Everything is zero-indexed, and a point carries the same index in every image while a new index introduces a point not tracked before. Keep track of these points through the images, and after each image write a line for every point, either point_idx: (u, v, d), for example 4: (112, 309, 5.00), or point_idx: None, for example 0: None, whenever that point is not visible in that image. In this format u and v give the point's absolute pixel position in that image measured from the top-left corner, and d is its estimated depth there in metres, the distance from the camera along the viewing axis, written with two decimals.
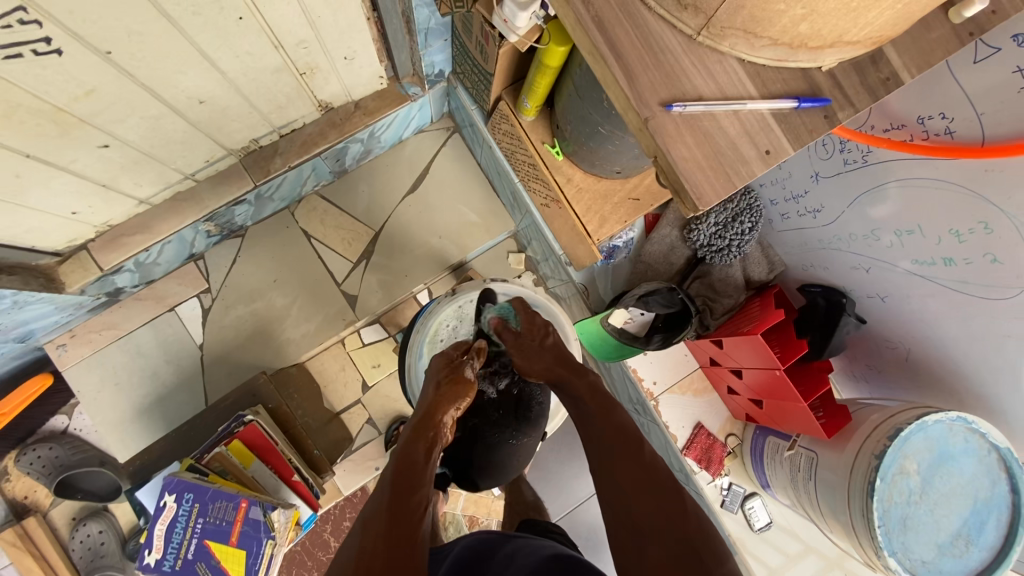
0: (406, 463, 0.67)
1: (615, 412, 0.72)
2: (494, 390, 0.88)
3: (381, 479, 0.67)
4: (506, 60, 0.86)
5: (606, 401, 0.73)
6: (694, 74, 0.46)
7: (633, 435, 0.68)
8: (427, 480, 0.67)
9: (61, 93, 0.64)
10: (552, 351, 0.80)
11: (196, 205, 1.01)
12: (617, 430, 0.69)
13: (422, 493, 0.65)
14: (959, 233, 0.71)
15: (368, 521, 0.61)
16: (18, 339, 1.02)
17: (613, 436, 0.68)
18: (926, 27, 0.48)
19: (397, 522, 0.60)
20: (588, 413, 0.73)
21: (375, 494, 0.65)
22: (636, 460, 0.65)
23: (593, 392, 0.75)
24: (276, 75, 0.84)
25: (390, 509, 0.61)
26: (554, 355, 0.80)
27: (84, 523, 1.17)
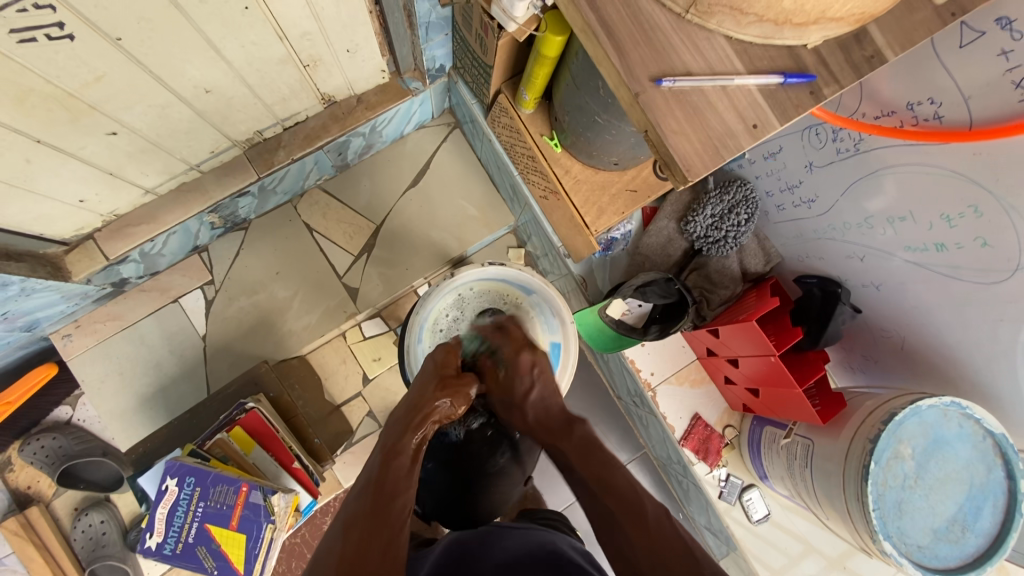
0: (392, 465, 0.69)
1: (610, 471, 0.70)
2: (464, 429, 0.87)
3: (365, 480, 0.68)
4: (505, 51, 0.88)
5: (598, 463, 0.71)
6: (682, 50, 0.48)
7: (631, 498, 0.66)
8: (411, 481, 0.69)
9: (72, 79, 0.66)
10: (533, 408, 0.80)
11: (201, 197, 1.03)
12: (616, 496, 0.66)
13: (404, 497, 0.66)
14: (950, 218, 0.72)
15: (350, 520, 0.62)
16: (24, 327, 1.03)
17: (611, 504, 0.66)
18: (909, 8, 0.49)
19: (380, 524, 0.61)
20: (585, 481, 0.71)
21: (355, 494, 0.66)
22: (637, 526, 0.63)
23: (582, 452, 0.73)
24: (280, 66, 0.86)
25: (373, 511, 0.62)
26: (535, 417, 0.80)
27: (86, 513, 1.18)
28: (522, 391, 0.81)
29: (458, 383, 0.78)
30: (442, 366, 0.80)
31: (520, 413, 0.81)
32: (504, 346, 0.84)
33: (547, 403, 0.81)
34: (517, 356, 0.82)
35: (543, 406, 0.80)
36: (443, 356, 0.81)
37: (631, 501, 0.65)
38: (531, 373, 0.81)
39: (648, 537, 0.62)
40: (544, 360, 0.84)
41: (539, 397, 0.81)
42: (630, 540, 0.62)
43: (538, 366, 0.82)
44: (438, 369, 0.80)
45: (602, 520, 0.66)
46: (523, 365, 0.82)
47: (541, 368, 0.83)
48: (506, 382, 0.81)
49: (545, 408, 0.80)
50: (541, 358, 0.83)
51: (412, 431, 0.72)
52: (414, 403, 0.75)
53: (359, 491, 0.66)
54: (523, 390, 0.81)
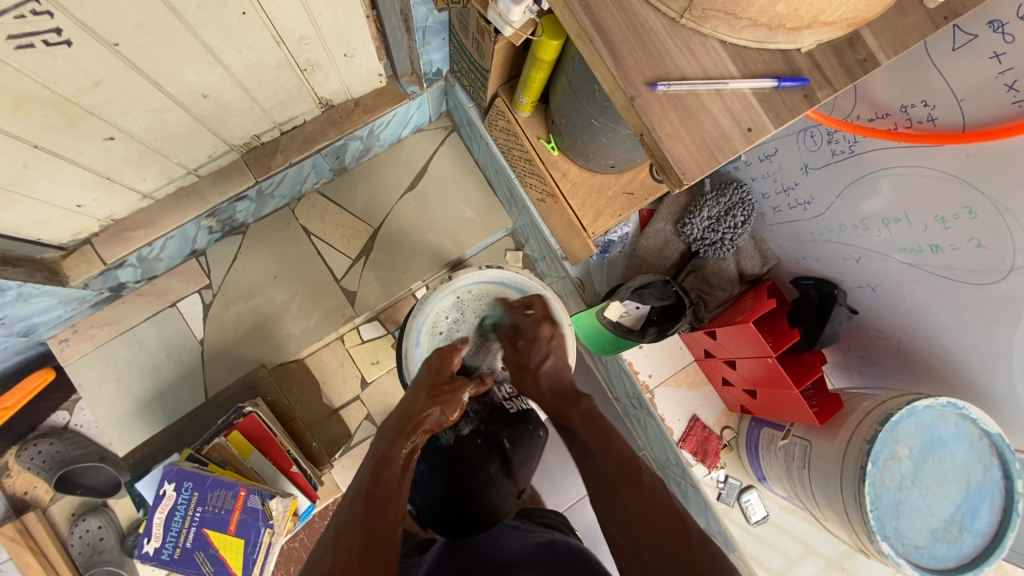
0: (383, 474, 0.68)
1: (611, 438, 0.72)
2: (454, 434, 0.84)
3: (356, 489, 0.68)
4: (502, 55, 0.88)
5: (600, 429, 0.74)
6: (676, 54, 0.48)
7: (632, 464, 0.68)
8: (403, 490, 0.68)
9: (70, 84, 0.66)
10: (546, 378, 0.85)
11: (199, 201, 1.03)
12: (615, 460, 0.69)
13: (397, 506, 0.66)
14: (944, 219, 0.72)
15: (342, 531, 0.62)
16: (21, 332, 1.03)
17: (608, 467, 0.69)
18: (902, 11, 0.50)
19: (371, 537, 0.61)
20: (585, 446, 0.74)
21: (348, 503, 0.66)
22: (636, 491, 0.65)
23: (585, 420, 0.76)
24: (278, 71, 0.86)
25: (364, 524, 0.62)
26: (549, 387, 0.84)
27: (84, 519, 1.18)
28: (536, 360, 0.86)
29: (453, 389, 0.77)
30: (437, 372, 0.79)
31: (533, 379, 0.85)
32: (525, 321, 0.88)
33: (560, 374, 0.85)
34: (537, 327, 0.87)
35: (556, 376, 0.85)
36: (438, 363, 0.81)
37: (629, 465, 0.68)
38: (547, 346, 0.86)
39: (643, 497, 0.65)
40: (562, 336, 0.87)
41: (552, 366, 0.85)
42: (629, 508, 0.64)
43: (555, 338, 0.86)
44: (433, 375, 0.79)
45: (599, 485, 0.69)
46: (541, 338, 0.86)
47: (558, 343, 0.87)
48: (523, 352, 0.86)
49: (558, 377, 0.85)
50: (560, 334, 0.87)
51: (403, 440, 0.71)
52: (407, 410, 0.74)
53: (351, 502, 0.66)
54: (538, 360, 0.85)
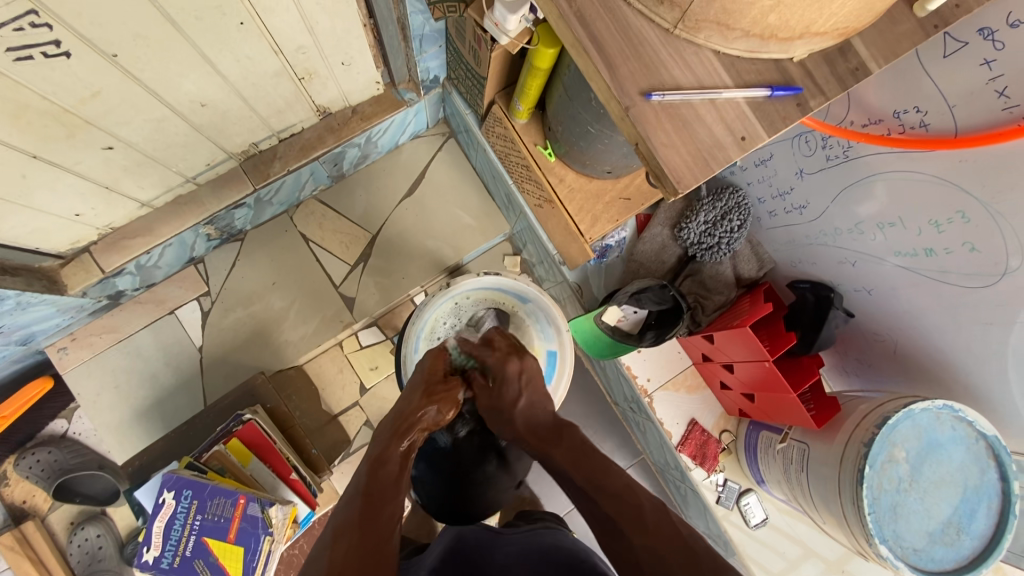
0: (379, 474, 0.68)
1: (605, 473, 0.68)
2: (450, 437, 0.84)
3: (352, 487, 0.67)
4: (499, 63, 0.89)
5: (592, 465, 0.69)
6: (670, 64, 0.48)
7: (628, 500, 0.65)
8: (400, 490, 0.68)
9: (69, 95, 0.67)
10: (522, 415, 0.77)
11: (197, 209, 1.03)
12: (613, 502, 0.65)
13: (394, 504, 0.66)
14: (938, 223, 0.73)
15: (339, 530, 0.61)
16: (19, 341, 1.03)
17: (606, 505, 0.66)
18: (892, 20, 0.50)
19: (369, 537, 0.60)
20: (582, 489, 0.69)
21: (345, 501, 0.65)
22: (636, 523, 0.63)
23: (574, 455, 0.71)
24: (275, 79, 0.87)
25: (362, 522, 0.61)
26: (524, 424, 0.76)
27: (82, 527, 1.18)
28: (511, 396, 0.77)
29: (445, 391, 0.78)
30: (431, 373, 0.80)
31: (509, 422, 0.78)
32: (489, 360, 0.81)
33: (537, 410, 0.78)
34: (504, 365, 0.79)
35: (531, 414, 0.77)
36: (431, 363, 0.82)
37: (627, 500, 0.65)
38: (519, 382, 0.78)
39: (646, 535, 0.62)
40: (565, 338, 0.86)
41: (528, 402, 0.77)
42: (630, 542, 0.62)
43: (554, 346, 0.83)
44: (426, 374, 0.80)
45: (603, 528, 0.66)
46: (510, 374, 0.78)
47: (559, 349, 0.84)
48: (495, 393, 0.78)
49: (534, 413, 0.77)
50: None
51: (399, 438, 0.71)
52: (404, 410, 0.74)
53: (348, 500, 0.65)
54: (512, 398, 0.77)
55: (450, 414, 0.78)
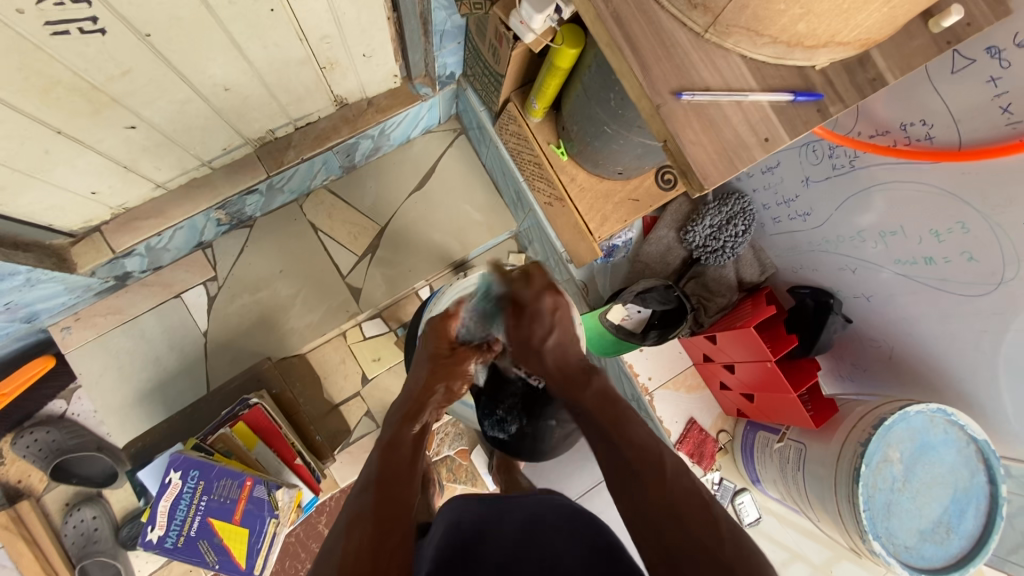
0: (392, 457, 0.69)
1: (625, 424, 0.67)
2: (506, 433, 0.93)
3: (366, 475, 0.68)
4: (518, 61, 0.91)
5: (616, 411, 0.69)
6: (700, 66, 0.51)
7: (648, 448, 0.64)
8: (413, 474, 0.68)
9: (99, 72, 0.67)
10: (552, 354, 0.80)
11: (210, 192, 1.04)
12: (634, 452, 0.64)
13: (410, 489, 0.66)
14: (938, 233, 0.76)
15: (353, 521, 0.60)
16: (23, 319, 1.02)
17: (627, 454, 0.64)
18: (908, 35, 0.53)
19: (387, 520, 0.60)
20: (603, 435, 0.69)
21: (357, 492, 0.65)
22: (657, 483, 0.60)
23: (600, 401, 0.72)
24: (299, 67, 0.88)
25: (377, 510, 0.61)
26: (555, 363, 0.79)
27: (78, 509, 1.17)
28: (540, 335, 0.80)
29: (456, 364, 0.83)
30: (436, 346, 0.84)
31: (537, 357, 0.80)
32: (525, 294, 0.83)
33: (566, 350, 0.80)
34: (538, 299, 0.81)
35: (562, 353, 0.80)
36: (435, 338, 0.84)
37: (649, 455, 0.63)
38: (551, 319, 0.81)
39: (664, 491, 0.59)
40: (565, 307, 0.82)
41: (556, 341, 0.80)
42: (648, 498, 0.59)
43: (559, 311, 0.81)
44: (433, 348, 0.84)
45: (617, 473, 0.65)
46: (544, 310, 0.81)
47: (562, 314, 0.81)
48: (524, 327, 0.81)
49: (564, 353, 0.80)
50: (562, 304, 0.82)
51: (410, 423, 0.76)
52: (415, 390, 0.80)
53: (361, 489, 0.65)
54: (541, 334, 0.80)
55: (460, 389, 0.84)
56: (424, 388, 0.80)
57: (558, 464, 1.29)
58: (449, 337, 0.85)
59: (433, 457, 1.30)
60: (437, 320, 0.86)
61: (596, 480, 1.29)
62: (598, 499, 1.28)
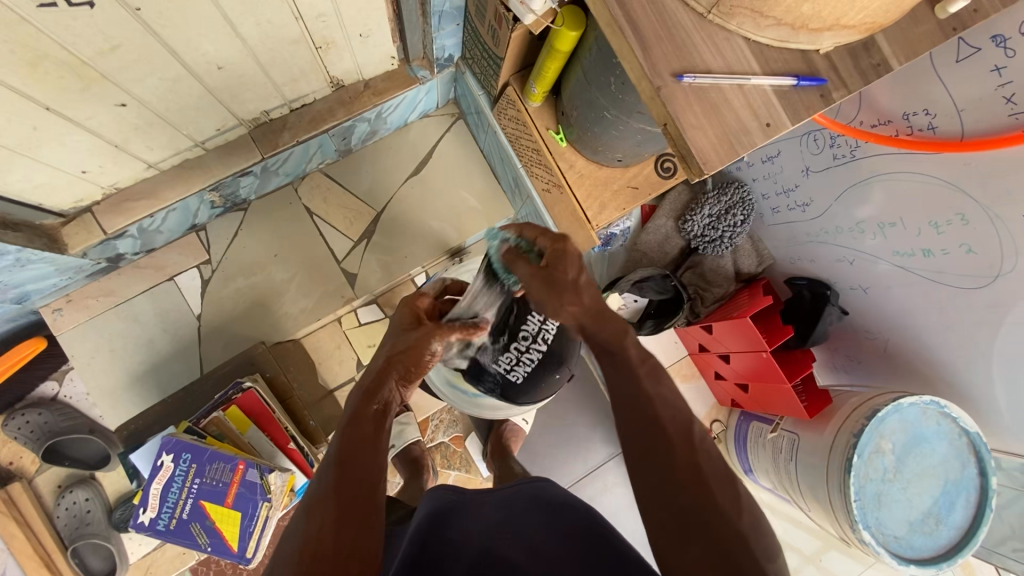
0: (357, 433, 0.64)
1: (654, 382, 0.63)
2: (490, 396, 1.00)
3: (329, 450, 0.64)
4: (518, 44, 0.89)
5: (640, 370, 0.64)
6: (702, 48, 0.50)
7: (657, 414, 0.60)
8: (379, 445, 0.64)
9: (87, 46, 0.65)
10: (588, 292, 0.67)
11: (203, 174, 1.02)
12: (668, 409, 0.61)
13: (374, 468, 0.61)
14: (937, 225, 0.75)
15: (315, 503, 0.57)
16: (13, 300, 1.01)
17: (642, 417, 0.60)
18: (914, 21, 0.51)
19: (347, 507, 0.57)
20: (634, 382, 0.63)
21: (321, 471, 0.61)
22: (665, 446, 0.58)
23: (648, 362, 0.65)
24: (294, 46, 0.86)
25: (338, 491, 0.58)
26: (594, 301, 0.67)
27: (71, 491, 1.17)
28: (572, 275, 0.66)
29: (423, 340, 0.74)
30: (404, 319, 0.77)
31: (577, 300, 0.66)
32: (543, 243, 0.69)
33: (600, 286, 0.68)
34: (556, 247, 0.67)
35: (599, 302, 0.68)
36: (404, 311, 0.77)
37: (658, 418, 0.60)
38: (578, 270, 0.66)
39: (691, 454, 0.58)
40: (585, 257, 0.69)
41: (591, 277, 0.67)
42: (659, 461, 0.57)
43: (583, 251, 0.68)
44: (400, 324, 0.77)
45: (640, 421, 0.61)
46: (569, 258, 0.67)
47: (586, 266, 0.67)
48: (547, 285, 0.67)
49: (599, 305, 0.67)
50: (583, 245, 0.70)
51: (372, 398, 0.68)
52: (378, 363, 0.72)
53: (326, 468, 0.61)
54: (574, 274, 0.66)
55: (430, 360, 0.75)
56: (386, 364, 0.72)
57: (552, 453, 1.29)
58: (419, 312, 0.78)
59: (427, 444, 1.30)
60: (410, 295, 0.80)
61: (589, 468, 1.29)
62: (591, 486, 1.28)
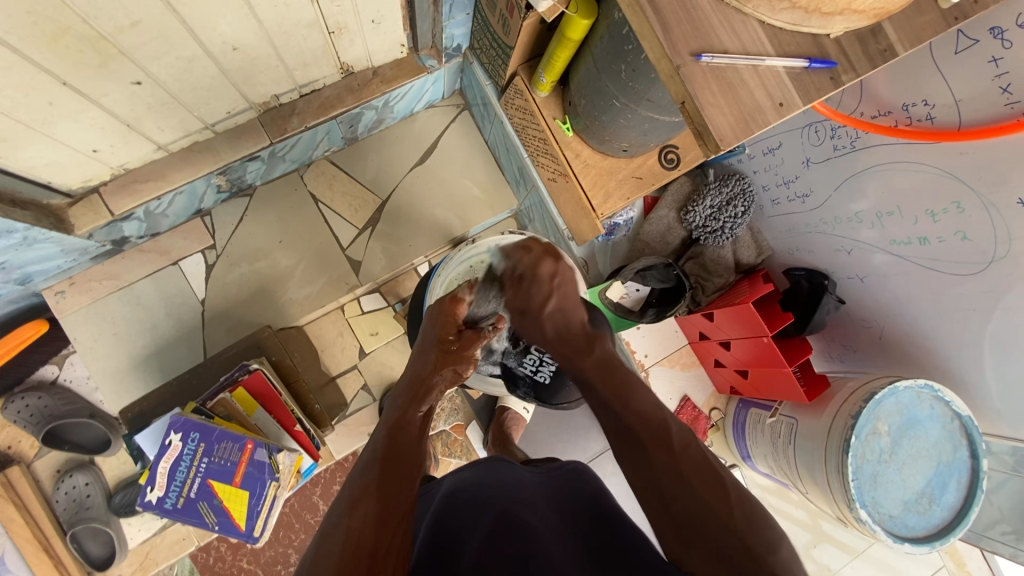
0: (398, 439, 0.69)
1: (633, 388, 0.69)
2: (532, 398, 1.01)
3: (372, 449, 0.67)
4: (528, 33, 0.91)
5: (620, 378, 0.71)
6: (719, 29, 0.53)
7: (656, 420, 0.65)
8: (419, 456, 0.69)
9: (108, 21, 0.66)
10: (551, 319, 0.78)
11: (212, 157, 1.03)
12: (642, 421, 0.66)
13: (414, 471, 0.66)
14: (933, 213, 0.78)
15: (357, 496, 0.60)
16: (17, 280, 1.01)
17: (636, 427, 0.66)
18: (918, 10, 0.53)
19: (390, 495, 0.61)
20: (608, 402, 0.70)
21: (363, 465, 0.65)
22: (665, 452, 0.62)
23: (602, 369, 0.73)
24: (307, 30, 0.87)
25: (380, 487, 0.61)
26: (555, 329, 0.78)
27: (70, 475, 1.16)
28: (540, 300, 0.78)
29: (461, 352, 0.80)
30: (444, 329, 0.80)
31: (536, 321, 0.79)
32: (525, 261, 0.80)
33: (566, 317, 0.78)
34: (539, 265, 0.79)
35: (564, 318, 0.78)
36: (443, 320, 0.81)
37: (654, 419, 0.66)
38: (549, 285, 0.79)
39: (672, 458, 0.62)
40: (566, 272, 0.80)
41: (556, 306, 0.78)
42: (655, 464, 0.62)
43: (558, 276, 0.79)
44: (439, 334, 0.80)
45: (623, 439, 0.67)
46: (543, 276, 0.79)
47: (561, 280, 0.80)
48: (524, 293, 0.79)
49: (565, 320, 0.78)
50: (563, 269, 0.80)
51: (417, 404, 0.75)
52: (417, 376, 0.78)
53: (365, 467, 0.64)
54: (541, 300, 0.78)
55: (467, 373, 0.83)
56: (432, 368, 0.79)
57: (552, 441, 1.31)
58: (457, 320, 0.81)
59: (429, 432, 1.31)
60: (445, 300, 0.82)
61: (589, 456, 1.31)
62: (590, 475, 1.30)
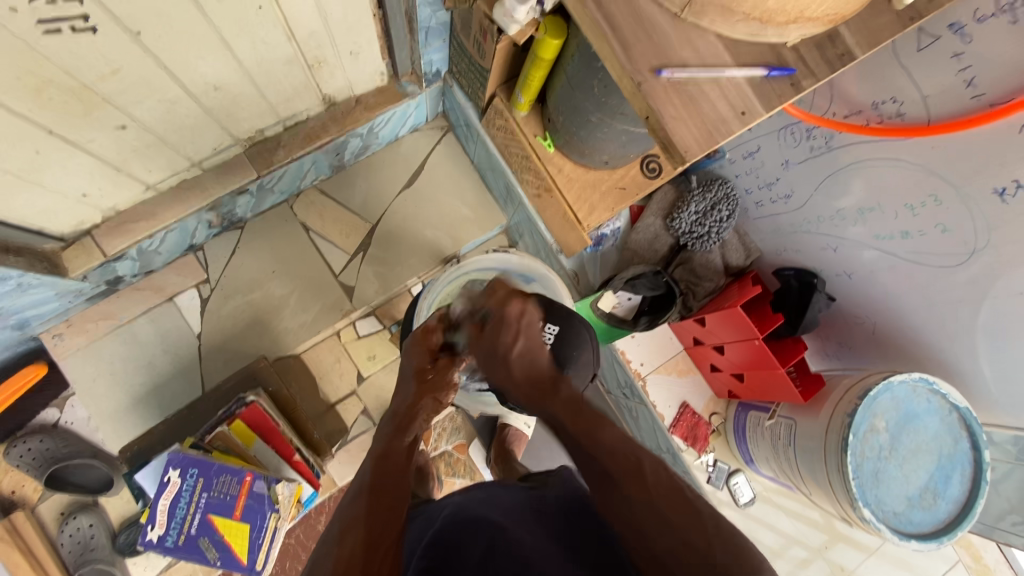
0: (384, 466, 0.69)
1: (602, 430, 0.64)
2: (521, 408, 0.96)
3: (359, 479, 0.68)
4: (503, 55, 0.93)
5: (592, 415, 0.66)
6: (678, 45, 0.54)
7: (630, 456, 0.60)
8: (404, 482, 0.68)
9: (90, 71, 0.68)
10: (519, 364, 0.70)
11: (200, 193, 1.05)
12: (614, 456, 0.61)
13: (397, 502, 0.64)
14: (912, 207, 0.79)
15: (347, 526, 0.60)
16: (14, 326, 1.02)
17: (608, 465, 0.60)
18: (874, 13, 0.54)
19: (377, 523, 0.60)
20: (577, 445, 0.64)
21: (349, 498, 0.65)
22: (640, 488, 0.58)
23: (574, 411, 0.67)
24: (287, 65, 0.89)
25: (369, 515, 0.61)
26: (522, 374, 0.70)
27: (74, 517, 1.16)
28: (507, 343, 0.70)
29: (442, 375, 0.83)
30: (421, 359, 0.83)
31: (506, 371, 0.71)
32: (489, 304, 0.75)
33: (534, 358, 0.71)
34: (505, 306, 0.72)
35: (529, 361, 0.70)
36: (419, 348, 0.84)
37: (627, 457, 0.60)
38: (517, 326, 0.71)
39: (648, 495, 0.57)
40: (533, 312, 0.73)
41: (524, 348, 0.70)
42: (630, 501, 0.57)
43: (526, 316, 0.72)
44: (418, 363, 0.83)
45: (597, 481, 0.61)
46: (510, 317, 0.71)
47: (529, 320, 0.72)
48: (490, 336, 0.72)
49: (532, 362, 0.70)
50: (531, 310, 0.73)
51: (402, 434, 0.74)
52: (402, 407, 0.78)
53: (354, 496, 0.64)
54: (506, 344, 0.70)
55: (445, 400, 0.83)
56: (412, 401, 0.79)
57: (556, 455, 1.30)
58: (431, 348, 0.84)
59: (431, 453, 1.30)
60: (419, 330, 0.86)
61: None
62: None
